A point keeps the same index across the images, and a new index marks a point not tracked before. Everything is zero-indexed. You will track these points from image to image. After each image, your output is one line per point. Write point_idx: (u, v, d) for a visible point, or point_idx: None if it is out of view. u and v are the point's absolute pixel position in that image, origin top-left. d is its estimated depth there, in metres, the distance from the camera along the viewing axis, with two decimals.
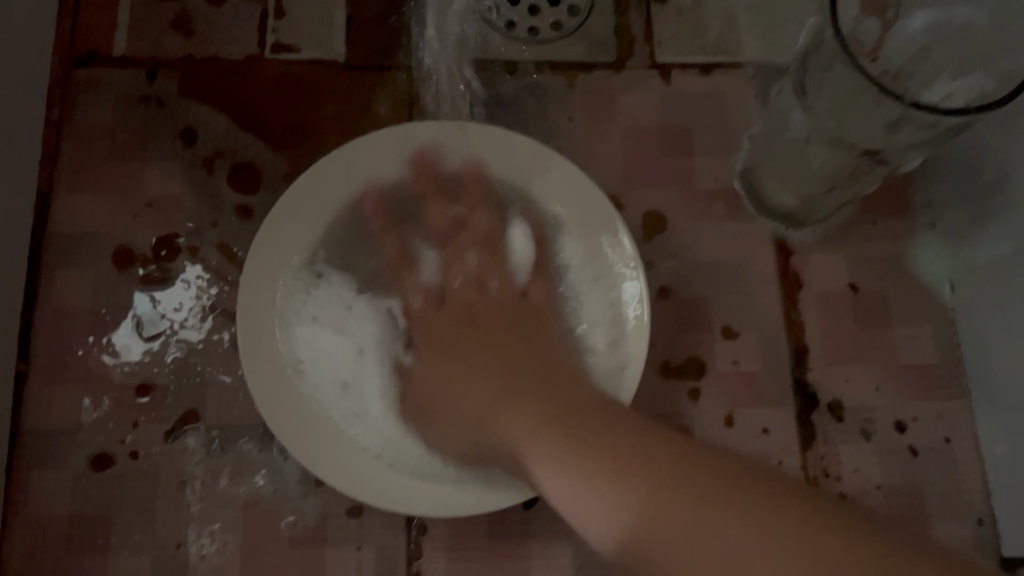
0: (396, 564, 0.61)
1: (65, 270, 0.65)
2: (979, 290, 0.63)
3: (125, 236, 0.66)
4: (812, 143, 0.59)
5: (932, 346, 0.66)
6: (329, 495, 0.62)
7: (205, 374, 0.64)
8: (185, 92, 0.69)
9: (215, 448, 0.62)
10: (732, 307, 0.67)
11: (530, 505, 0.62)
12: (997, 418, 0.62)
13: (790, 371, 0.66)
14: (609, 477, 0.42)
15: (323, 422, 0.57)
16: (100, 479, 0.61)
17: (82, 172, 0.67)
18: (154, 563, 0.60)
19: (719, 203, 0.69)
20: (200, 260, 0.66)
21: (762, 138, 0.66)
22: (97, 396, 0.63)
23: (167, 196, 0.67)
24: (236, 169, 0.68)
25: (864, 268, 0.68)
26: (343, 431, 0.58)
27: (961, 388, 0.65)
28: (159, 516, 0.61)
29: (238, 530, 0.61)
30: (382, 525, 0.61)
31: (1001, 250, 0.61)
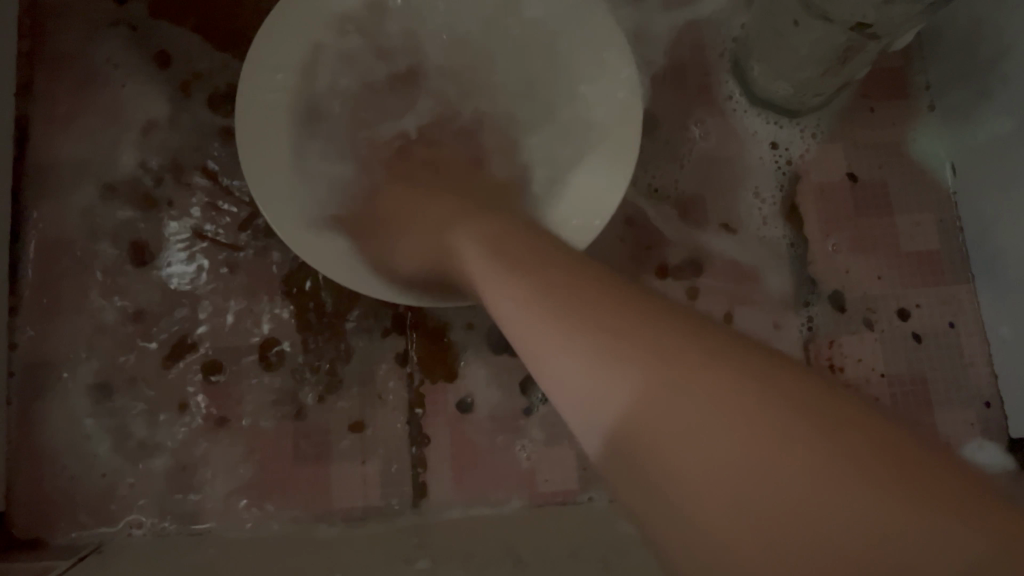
0: (400, 477, 0.61)
1: (49, 203, 0.64)
2: (980, 169, 0.62)
3: (108, 165, 0.65)
4: (798, 23, 0.57)
5: (935, 232, 0.65)
6: (329, 411, 0.62)
7: (197, 299, 0.63)
8: (155, 15, 0.67)
9: (213, 372, 0.62)
10: (730, 204, 0.66)
11: (531, 411, 0.62)
12: (1001, 298, 0.61)
13: (789, 265, 0.65)
14: (638, 395, 0.29)
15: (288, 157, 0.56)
16: (101, 407, 0.61)
17: (59, 103, 0.66)
18: (162, 487, 0.60)
19: (712, 99, 0.67)
20: (185, 184, 0.65)
21: (750, 22, 0.63)
22: (92, 325, 0.63)
23: (147, 122, 0.66)
24: (214, 90, 0.66)
25: (862, 157, 0.66)
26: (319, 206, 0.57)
27: (966, 273, 0.64)
28: (162, 441, 0.61)
29: (242, 451, 0.61)
30: (384, 439, 0.62)
31: (1001, 127, 0.59)
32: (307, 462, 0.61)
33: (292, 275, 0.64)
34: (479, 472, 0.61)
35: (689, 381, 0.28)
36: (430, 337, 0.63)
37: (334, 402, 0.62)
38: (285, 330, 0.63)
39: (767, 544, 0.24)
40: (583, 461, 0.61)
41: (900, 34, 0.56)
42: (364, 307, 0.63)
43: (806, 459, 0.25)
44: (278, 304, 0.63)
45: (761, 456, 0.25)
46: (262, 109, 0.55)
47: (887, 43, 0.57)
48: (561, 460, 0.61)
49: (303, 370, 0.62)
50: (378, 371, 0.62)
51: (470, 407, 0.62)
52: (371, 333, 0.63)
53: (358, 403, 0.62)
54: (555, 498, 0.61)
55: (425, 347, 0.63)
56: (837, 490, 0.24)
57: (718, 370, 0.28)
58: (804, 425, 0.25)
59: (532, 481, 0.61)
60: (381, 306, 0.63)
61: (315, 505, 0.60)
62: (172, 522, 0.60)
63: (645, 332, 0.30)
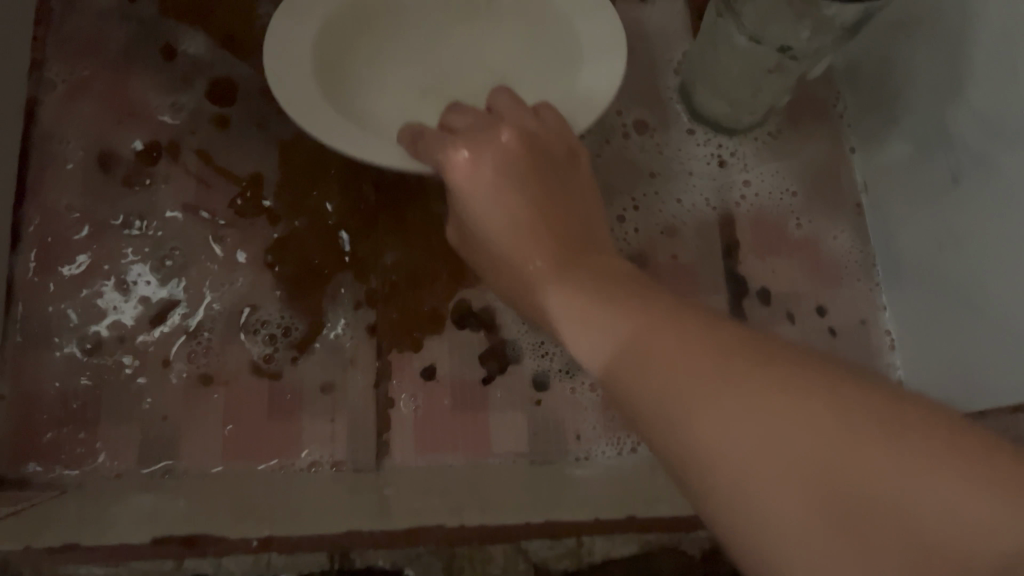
0: (366, 438, 0.66)
1: (52, 174, 0.70)
2: (889, 189, 0.71)
3: (110, 142, 0.71)
4: (734, 48, 0.65)
5: (852, 240, 0.74)
6: (303, 372, 0.67)
7: (186, 265, 0.69)
8: (165, 13, 0.75)
9: (195, 338, 0.67)
10: (673, 208, 0.74)
11: (489, 380, 0.68)
12: (900, 296, 0.70)
13: (724, 262, 0.73)
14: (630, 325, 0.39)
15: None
16: (89, 361, 0.66)
17: (71, 84, 0.72)
18: (142, 438, 0.65)
19: (660, 115, 0.76)
20: (181, 164, 0.71)
21: (691, 50, 0.72)
22: (86, 287, 0.68)
23: (148, 105, 0.72)
24: (213, 81, 0.73)
25: (790, 172, 0.75)
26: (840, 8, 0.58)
27: (875, 275, 0.73)
28: (145, 394, 0.66)
29: (219, 405, 0.66)
30: (353, 401, 0.67)
31: (900, 151, 0.70)
32: (280, 417, 0.66)
33: (275, 251, 0.70)
34: (440, 434, 0.66)
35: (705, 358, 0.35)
36: (400, 311, 0.69)
37: (308, 366, 0.67)
38: (266, 297, 0.69)
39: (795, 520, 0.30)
40: (534, 428, 0.67)
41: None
42: (340, 282, 0.69)
43: (793, 405, 0.32)
44: (262, 275, 0.69)
45: (771, 412, 0.32)
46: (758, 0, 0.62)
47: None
48: (515, 425, 0.67)
49: (280, 334, 0.68)
50: (349, 342, 0.68)
51: (434, 374, 0.68)
52: (346, 304, 0.69)
53: (331, 367, 0.67)
54: (509, 458, 0.66)
55: (395, 321, 0.69)
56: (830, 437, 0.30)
57: (748, 361, 0.34)
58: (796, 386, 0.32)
59: (485, 445, 0.66)
60: (355, 281, 0.70)
61: (286, 456, 0.65)
62: (149, 466, 0.64)
63: (660, 325, 0.38)
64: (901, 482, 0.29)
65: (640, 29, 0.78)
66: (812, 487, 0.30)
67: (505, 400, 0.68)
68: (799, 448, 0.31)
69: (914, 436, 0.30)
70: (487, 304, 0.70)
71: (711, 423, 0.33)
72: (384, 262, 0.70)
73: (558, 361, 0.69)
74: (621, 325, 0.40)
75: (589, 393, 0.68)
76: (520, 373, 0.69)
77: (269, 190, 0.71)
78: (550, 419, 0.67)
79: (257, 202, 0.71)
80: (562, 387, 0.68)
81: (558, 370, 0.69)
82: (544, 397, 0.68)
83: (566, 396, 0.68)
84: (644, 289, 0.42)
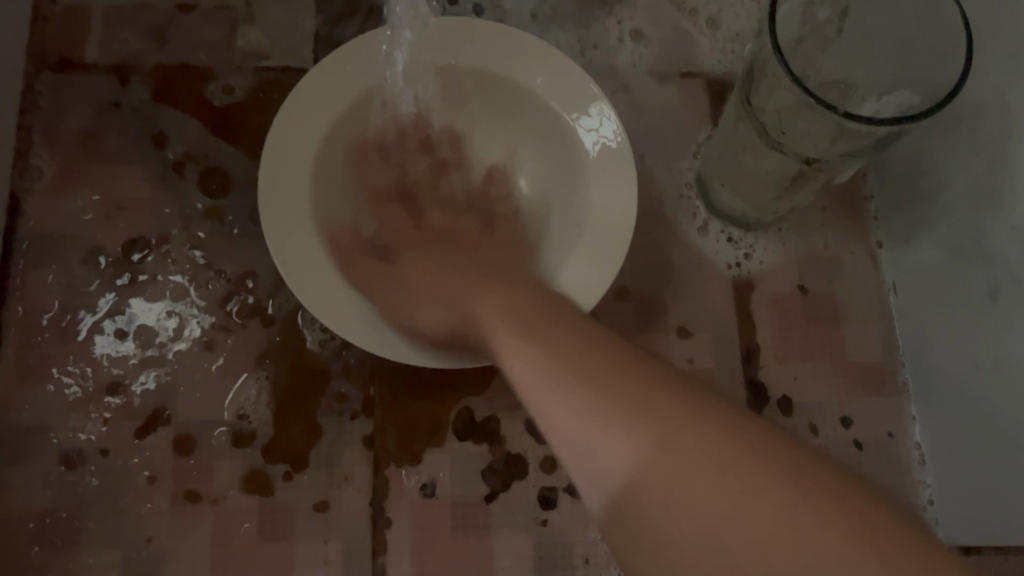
0: (361, 562, 0.62)
1: (35, 273, 0.66)
2: (922, 295, 0.67)
3: (97, 238, 0.68)
4: (759, 149, 0.62)
5: (878, 344, 0.70)
6: (296, 489, 0.63)
7: (174, 373, 0.65)
8: (156, 98, 0.71)
9: (255, 412, 0.65)
10: (689, 309, 0.70)
11: (492, 498, 0.64)
12: (933, 410, 0.66)
13: (742, 368, 0.69)
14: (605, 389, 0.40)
15: (800, 112, 0.57)
16: (70, 476, 0.63)
17: (57, 176, 0.69)
18: (125, 561, 0.61)
19: (675, 207, 0.72)
20: (171, 262, 0.68)
21: (713, 147, 0.68)
22: (69, 396, 0.64)
23: (138, 199, 0.69)
24: (206, 171, 0.70)
25: (812, 271, 0.71)
26: (853, 135, 0.55)
27: (903, 384, 0.69)
28: (128, 513, 0.62)
29: (207, 525, 0.62)
30: (348, 520, 0.63)
31: (932, 256, 0.65)
32: (270, 538, 0.62)
33: (268, 354, 0.66)
34: (440, 558, 0.63)
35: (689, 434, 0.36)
36: (398, 421, 0.65)
37: (302, 482, 0.64)
38: (257, 407, 0.65)
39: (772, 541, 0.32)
40: (540, 550, 0.63)
41: (932, 74, 0.56)
42: (336, 389, 0.66)
43: (754, 483, 0.34)
44: (254, 381, 0.65)
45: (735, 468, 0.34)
46: (765, 115, 0.60)
47: (857, 102, 0.62)
48: (520, 548, 0.63)
49: (271, 448, 0.64)
50: (345, 455, 0.64)
51: (434, 491, 0.64)
52: (342, 414, 0.65)
53: (325, 483, 0.64)
54: None
55: (393, 432, 0.65)
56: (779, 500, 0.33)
57: (720, 444, 0.35)
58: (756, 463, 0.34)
59: (488, 570, 0.63)
60: (352, 389, 0.66)
61: None
62: None
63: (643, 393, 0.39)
64: (829, 551, 0.31)
65: (655, 115, 0.74)
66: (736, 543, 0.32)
67: (508, 520, 0.64)
68: (749, 512, 0.33)
69: (859, 515, 0.32)
70: (491, 415, 0.66)
71: (684, 497, 0.34)
72: (382, 368, 0.66)
73: (565, 477, 0.65)
74: (599, 393, 0.40)
75: None
76: (525, 490, 0.65)
77: (263, 290, 0.68)
78: (557, 541, 0.64)
79: (249, 303, 0.67)
80: (570, 505, 0.64)
81: (565, 487, 0.65)
82: (550, 517, 0.64)
83: (574, 515, 0.64)
84: (621, 361, 0.42)
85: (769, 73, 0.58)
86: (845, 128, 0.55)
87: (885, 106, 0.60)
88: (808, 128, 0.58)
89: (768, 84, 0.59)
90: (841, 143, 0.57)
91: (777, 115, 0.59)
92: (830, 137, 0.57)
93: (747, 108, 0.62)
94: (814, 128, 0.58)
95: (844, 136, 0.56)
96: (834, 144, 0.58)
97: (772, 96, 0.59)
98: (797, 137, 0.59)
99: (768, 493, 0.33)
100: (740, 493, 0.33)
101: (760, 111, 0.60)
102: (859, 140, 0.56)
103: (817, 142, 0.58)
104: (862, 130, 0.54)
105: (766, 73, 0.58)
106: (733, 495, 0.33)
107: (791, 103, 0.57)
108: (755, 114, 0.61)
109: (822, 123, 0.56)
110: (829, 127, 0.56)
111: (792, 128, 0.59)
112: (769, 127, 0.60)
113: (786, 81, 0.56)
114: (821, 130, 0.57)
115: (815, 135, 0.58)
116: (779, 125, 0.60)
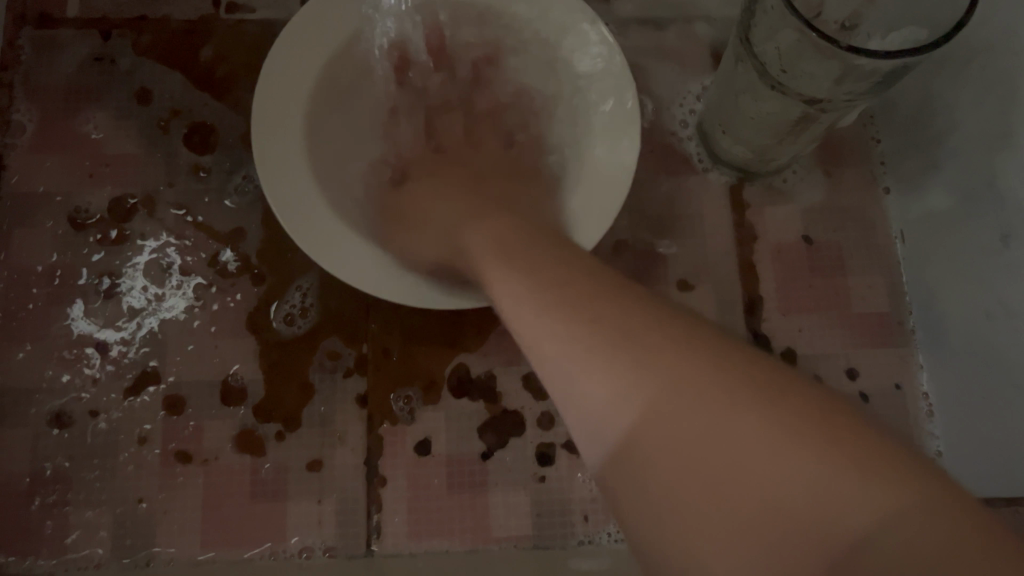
0: (356, 521, 0.61)
1: (20, 232, 0.65)
2: (931, 243, 0.65)
3: (81, 197, 0.66)
4: (759, 93, 0.60)
5: (884, 295, 0.68)
6: (288, 448, 0.62)
7: (163, 332, 0.64)
8: (139, 52, 0.69)
9: (303, 316, 0.65)
10: (689, 261, 0.68)
11: (488, 456, 0.63)
12: (942, 361, 0.64)
13: (744, 320, 0.67)
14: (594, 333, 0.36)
15: (804, 51, 0.55)
16: (59, 437, 0.61)
17: (40, 133, 0.67)
18: (116, 521, 0.60)
19: (675, 158, 0.70)
20: (157, 219, 0.66)
21: (712, 92, 0.66)
22: (55, 356, 0.63)
23: (122, 156, 0.67)
24: (191, 127, 0.68)
25: (817, 220, 0.69)
26: (860, 75, 0.53)
27: (911, 336, 0.67)
28: (119, 474, 0.61)
29: (199, 486, 0.61)
30: (342, 479, 0.62)
31: (941, 203, 0.63)
32: (263, 498, 0.61)
33: (258, 312, 0.65)
34: (436, 517, 0.62)
35: (691, 391, 0.31)
36: (392, 378, 0.64)
37: (294, 442, 0.62)
38: (248, 366, 0.64)
39: (786, 503, 0.27)
40: (538, 507, 0.62)
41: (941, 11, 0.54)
42: (328, 346, 0.64)
43: (771, 444, 0.28)
44: (244, 340, 0.64)
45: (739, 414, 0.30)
46: (765, 57, 0.58)
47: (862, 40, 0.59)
48: (516, 506, 0.62)
49: (263, 408, 0.63)
50: (338, 414, 0.63)
51: (429, 449, 0.63)
52: (334, 372, 0.64)
53: (318, 442, 0.63)
54: (510, 543, 0.61)
55: (386, 389, 0.64)
56: (790, 462, 0.28)
57: (729, 390, 0.31)
58: (775, 424, 0.29)
59: (485, 528, 0.62)
60: (345, 347, 0.64)
61: (270, 541, 0.60)
62: (127, 556, 0.60)
63: (635, 337, 0.34)
64: (853, 501, 0.26)
65: (651, 62, 0.72)
66: (742, 514, 0.28)
67: (505, 478, 0.63)
68: (759, 467, 0.28)
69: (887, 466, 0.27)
70: (487, 371, 0.65)
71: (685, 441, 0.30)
72: (375, 324, 0.65)
73: (563, 433, 0.64)
74: (588, 336, 0.35)
75: None
76: (522, 447, 0.63)
77: (251, 247, 0.66)
78: (555, 498, 0.62)
79: (238, 260, 0.66)
80: (568, 462, 0.63)
81: (563, 444, 0.63)
82: (547, 474, 0.63)
83: (572, 471, 0.63)
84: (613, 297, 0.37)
85: (769, 10, 0.56)
86: (852, 67, 0.53)
87: (894, 43, 0.57)
88: (812, 68, 0.56)
89: (769, 21, 0.56)
90: (846, 85, 0.55)
91: (778, 56, 0.57)
92: (835, 78, 0.55)
93: (747, 51, 0.59)
94: (818, 69, 0.55)
95: (849, 77, 0.54)
96: (838, 85, 0.55)
97: (774, 34, 0.57)
98: (801, 81, 0.57)
99: (781, 445, 0.28)
100: (749, 449, 0.29)
101: (761, 52, 0.58)
102: (865, 83, 0.54)
103: (818, 84, 0.56)
104: (868, 70, 0.52)
105: (767, 10, 0.56)
106: (744, 449, 0.29)
107: (795, 41, 0.55)
108: (756, 56, 0.58)
109: (828, 63, 0.54)
110: (833, 66, 0.54)
111: (795, 70, 0.57)
112: (770, 70, 0.58)
113: (789, 18, 0.54)
114: (826, 70, 0.55)
115: (817, 77, 0.56)
116: (780, 67, 0.57)
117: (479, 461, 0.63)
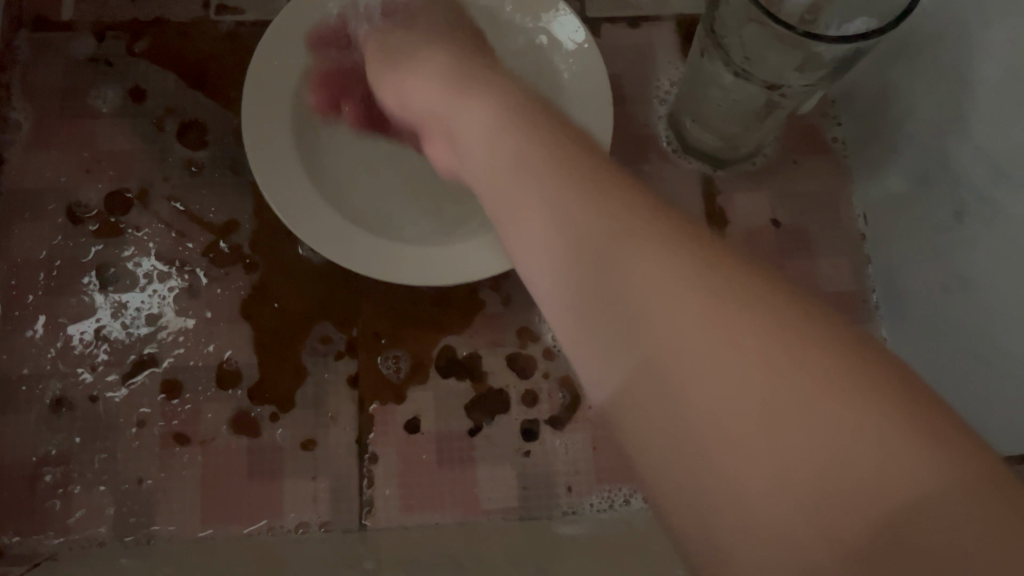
0: (349, 497, 0.64)
1: (20, 226, 0.67)
2: (892, 224, 0.68)
3: (79, 191, 0.68)
4: (725, 82, 0.64)
5: (849, 274, 0.71)
6: (282, 429, 0.65)
7: (160, 319, 0.66)
8: (131, 53, 0.72)
9: None
10: None
11: (476, 432, 0.66)
12: (904, 333, 0.68)
13: None
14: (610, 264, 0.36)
15: (764, 40, 0.59)
16: (61, 421, 0.64)
17: (36, 131, 0.70)
18: (117, 500, 0.62)
19: (649, 147, 0.73)
20: (152, 212, 0.68)
21: (681, 83, 0.70)
22: (55, 343, 0.65)
23: (117, 152, 0.70)
24: (183, 123, 0.71)
25: (785, 204, 0.73)
26: (817, 61, 0.57)
27: (875, 312, 0.70)
28: (119, 455, 0.63)
29: (197, 466, 0.63)
30: (336, 457, 0.65)
31: (899, 185, 0.67)
32: (260, 476, 0.64)
33: (251, 299, 0.67)
34: (427, 492, 0.64)
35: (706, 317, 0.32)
36: (381, 359, 0.67)
37: (289, 423, 0.65)
38: (243, 351, 0.66)
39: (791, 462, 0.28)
40: (523, 481, 0.65)
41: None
42: (320, 331, 0.67)
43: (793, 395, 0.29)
44: (238, 326, 0.67)
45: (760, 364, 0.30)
46: (729, 48, 0.61)
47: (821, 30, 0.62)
48: (503, 479, 0.65)
49: (258, 390, 0.65)
50: (331, 395, 0.66)
51: (419, 427, 0.65)
52: (325, 356, 0.66)
53: (312, 422, 0.65)
54: (497, 515, 0.64)
55: (376, 370, 0.66)
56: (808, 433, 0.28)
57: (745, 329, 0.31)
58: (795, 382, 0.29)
59: (473, 501, 0.64)
60: (336, 331, 0.67)
61: (267, 516, 0.63)
62: (129, 534, 0.62)
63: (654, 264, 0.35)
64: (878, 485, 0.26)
65: (625, 57, 0.75)
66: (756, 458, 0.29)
67: (492, 453, 0.65)
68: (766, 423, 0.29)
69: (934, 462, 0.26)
70: (472, 351, 0.67)
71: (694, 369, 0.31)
72: (364, 308, 0.68)
73: (547, 410, 0.66)
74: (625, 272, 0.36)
75: (579, 444, 0.66)
76: (507, 424, 0.66)
77: (244, 238, 0.69)
78: (539, 471, 0.65)
79: (231, 249, 0.68)
80: (551, 437, 0.66)
81: (547, 420, 0.66)
82: (533, 448, 0.66)
83: (555, 445, 0.66)
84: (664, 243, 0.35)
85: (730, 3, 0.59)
86: (810, 56, 0.56)
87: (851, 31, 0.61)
88: (773, 58, 0.59)
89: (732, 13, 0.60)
90: (805, 73, 0.58)
91: (740, 46, 0.60)
92: (795, 65, 0.58)
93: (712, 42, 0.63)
94: (779, 58, 0.59)
95: (808, 65, 0.58)
96: (798, 72, 0.59)
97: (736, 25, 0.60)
98: (763, 70, 0.60)
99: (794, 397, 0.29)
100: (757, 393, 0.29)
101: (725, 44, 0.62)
102: (823, 69, 0.57)
103: (780, 72, 0.60)
104: (826, 57, 0.56)
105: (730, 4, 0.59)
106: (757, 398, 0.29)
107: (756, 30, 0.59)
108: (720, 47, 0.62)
109: (788, 51, 0.58)
110: (793, 54, 0.58)
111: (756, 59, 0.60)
112: (733, 60, 0.61)
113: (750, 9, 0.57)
114: (786, 58, 0.59)
115: (779, 65, 0.59)
116: (743, 58, 0.61)
117: (466, 437, 0.65)
